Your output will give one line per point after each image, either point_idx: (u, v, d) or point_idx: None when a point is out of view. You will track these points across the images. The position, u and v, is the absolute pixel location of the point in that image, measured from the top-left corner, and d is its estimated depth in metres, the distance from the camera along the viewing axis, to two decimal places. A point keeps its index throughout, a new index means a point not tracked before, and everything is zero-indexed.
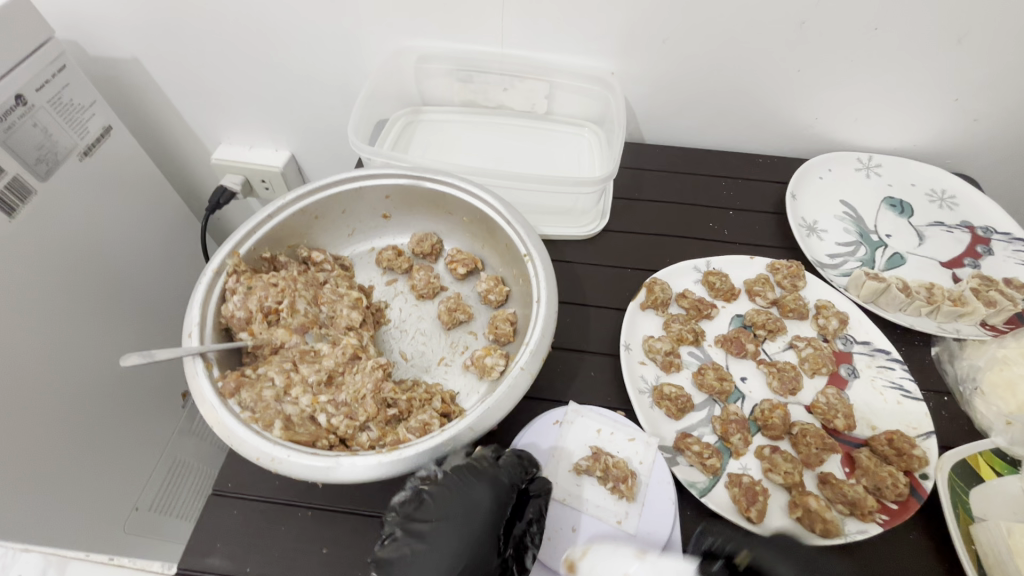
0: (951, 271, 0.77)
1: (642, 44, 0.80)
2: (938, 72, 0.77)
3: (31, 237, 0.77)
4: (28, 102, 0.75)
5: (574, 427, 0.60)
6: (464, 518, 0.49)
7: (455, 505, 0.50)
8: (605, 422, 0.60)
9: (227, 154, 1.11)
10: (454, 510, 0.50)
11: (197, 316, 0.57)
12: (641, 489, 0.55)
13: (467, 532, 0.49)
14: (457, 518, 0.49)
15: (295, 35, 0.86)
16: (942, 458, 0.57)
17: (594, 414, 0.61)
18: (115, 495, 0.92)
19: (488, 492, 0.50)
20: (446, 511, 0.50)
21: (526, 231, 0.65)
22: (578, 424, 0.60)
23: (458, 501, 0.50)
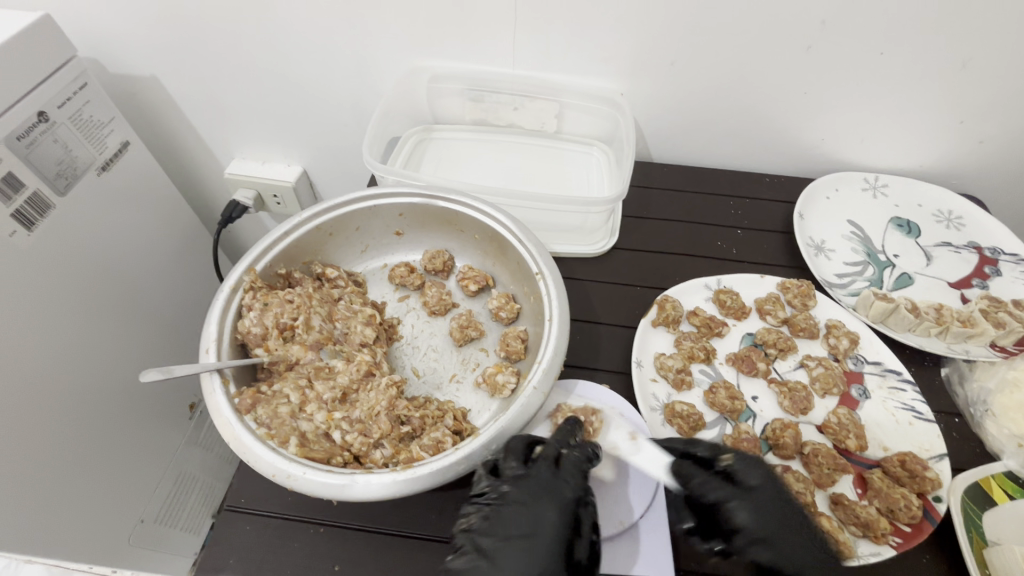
0: (959, 292, 0.77)
1: (652, 66, 0.81)
2: (943, 94, 0.79)
3: (48, 250, 0.79)
4: (50, 119, 0.77)
5: (574, 396, 0.64)
6: (529, 531, 0.48)
7: (517, 521, 0.48)
8: (600, 395, 0.64)
9: (240, 169, 1.12)
10: (523, 523, 0.48)
11: (215, 332, 0.58)
12: (608, 429, 0.60)
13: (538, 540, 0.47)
14: (525, 534, 0.48)
15: (312, 56, 0.88)
16: (954, 481, 0.57)
17: (591, 387, 0.64)
18: (120, 508, 0.91)
19: (546, 503, 0.49)
20: (516, 523, 0.48)
21: (538, 249, 0.66)
22: (577, 395, 0.64)
23: (525, 514, 0.49)
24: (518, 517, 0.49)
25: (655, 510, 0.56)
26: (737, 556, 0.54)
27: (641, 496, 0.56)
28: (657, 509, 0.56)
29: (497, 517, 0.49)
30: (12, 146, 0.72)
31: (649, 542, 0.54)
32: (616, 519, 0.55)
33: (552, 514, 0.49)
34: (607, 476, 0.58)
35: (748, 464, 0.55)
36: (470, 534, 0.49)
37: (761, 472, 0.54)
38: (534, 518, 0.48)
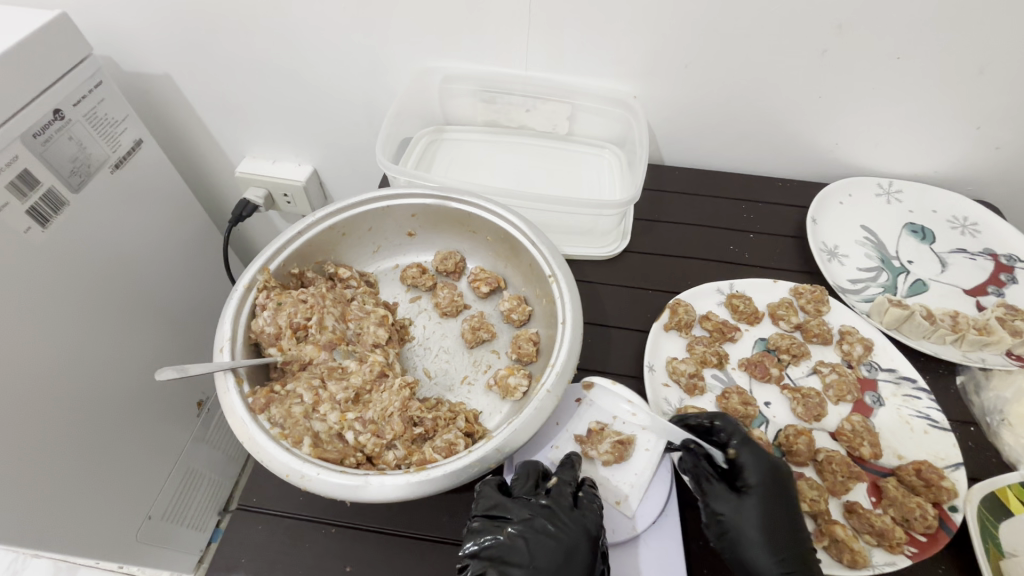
0: (974, 299, 0.76)
1: (665, 68, 0.81)
2: (960, 100, 0.78)
3: (61, 247, 0.79)
4: (65, 117, 0.77)
5: (591, 409, 0.63)
6: (560, 562, 0.50)
7: (544, 551, 0.51)
8: (621, 407, 0.62)
9: (251, 167, 1.13)
10: (554, 554, 0.51)
11: (228, 330, 0.58)
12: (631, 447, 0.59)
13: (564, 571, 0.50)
14: (552, 567, 0.50)
15: (325, 55, 0.89)
16: (970, 491, 0.57)
17: (613, 399, 0.63)
18: (128, 505, 0.92)
19: (575, 535, 0.51)
20: (543, 554, 0.51)
21: (551, 252, 0.66)
22: (595, 407, 0.63)
23: (554, 545, 0.51)
24: (543, 549, 0.51)
25: (665, 519, 0.55)
26: None
27: (651, 506, 0.55)
28: (667, 517, 0.55)
29: (524, 542, 0.51)
30: (28, 143, 0.72)
31: (659, 551, 0.53)
32: (627, 525, 0.55)
33: (582, 546, 0.51)
34: (623, 507, 0.56)
35: (757, 461, 0.56)
36: (489, 560, 0.50)
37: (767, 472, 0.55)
38: (566, 550, 0.51)
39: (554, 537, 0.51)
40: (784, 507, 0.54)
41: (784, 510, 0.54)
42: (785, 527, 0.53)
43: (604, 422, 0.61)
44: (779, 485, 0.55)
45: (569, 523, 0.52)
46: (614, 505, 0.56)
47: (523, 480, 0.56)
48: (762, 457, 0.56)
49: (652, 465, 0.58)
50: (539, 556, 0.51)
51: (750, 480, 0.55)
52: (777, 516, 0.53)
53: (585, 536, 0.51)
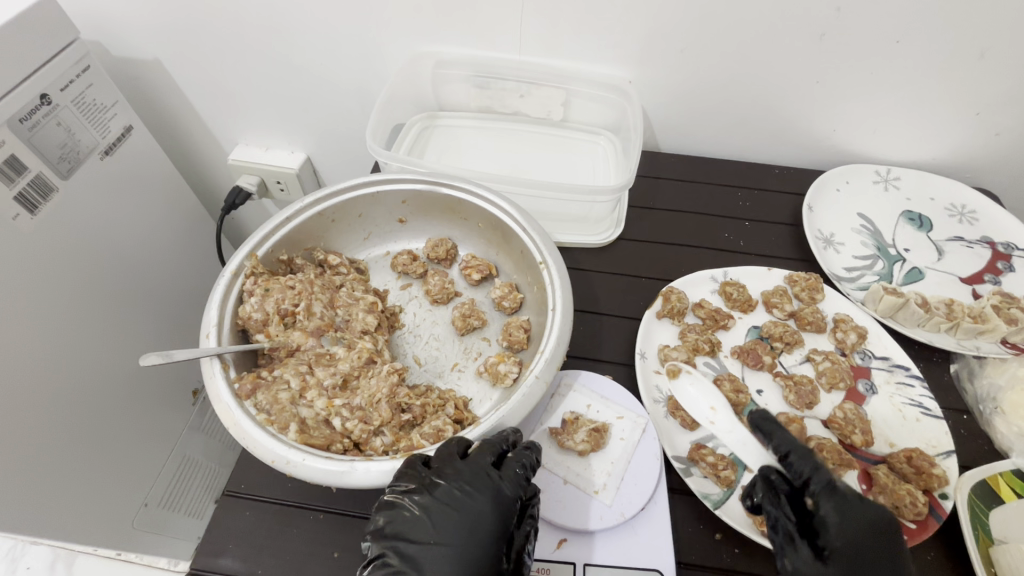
0: (970, 288, 0.76)
1: (661, 52, 0.80)
2: (960, 84, 0.77)
3: (50, 234, 0.78)
4: (53, 102, 0.76)
5: (565, 399, 0.62)
6: (464, 534, 0.47)
7: (451, 524, 0.47)
8: (595, 398, 0.62)
9: (244, 155, 1.12)
10: (457, 525, 0.47)
11: (215, 316, 0.58)
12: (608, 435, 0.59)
13: (468, 545, 0.46)
14: (455, 539, 0.46)
15: (316, 40, 0.87)
16: (961, 478, 0.56)
17: (587, 390, 0.63)
18: (123, 492, 0.92)
19: (487, 505, 0.48)
20: (447, 528, 0.47)
21: (541, 238, 0.65)
22: (570, 398, 0.62)
23: (457, 515, 0.47)
24: (450, 523, 0.47)
25: (655, 506, 0.55)
26: (739, 550, 0.53)
27: (637, 494, 0.55)
28: (656, 503, 0.55)
29: (430, 517, 0.47)
30: (15, 128, 0.72)
31: (650, 537, 0.53)
32: (617, 510, 0.54)
33: (490, 514, 0.48)
34: (602, 496, 0.55)
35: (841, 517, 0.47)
36: (393, 539, 0.46)
37: (854, 531, 0.47)
38: (471, 519, 0.47)
39: (461, 508, 0.48)
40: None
41: None
42: None
43: (579, 412, 0.61)
44: (869, 542, 0.46)
45: (482, 491, 0.48)
46: (594, 494, 0.55)
47: (444, 454, 0.51)
48: (849, 512, 0.48)
49: (627, 454, 0.58)
50: (446, 529, 0.47)
51: (833, 541, 0.47)
52: None
53: (501, 507, 0.48)
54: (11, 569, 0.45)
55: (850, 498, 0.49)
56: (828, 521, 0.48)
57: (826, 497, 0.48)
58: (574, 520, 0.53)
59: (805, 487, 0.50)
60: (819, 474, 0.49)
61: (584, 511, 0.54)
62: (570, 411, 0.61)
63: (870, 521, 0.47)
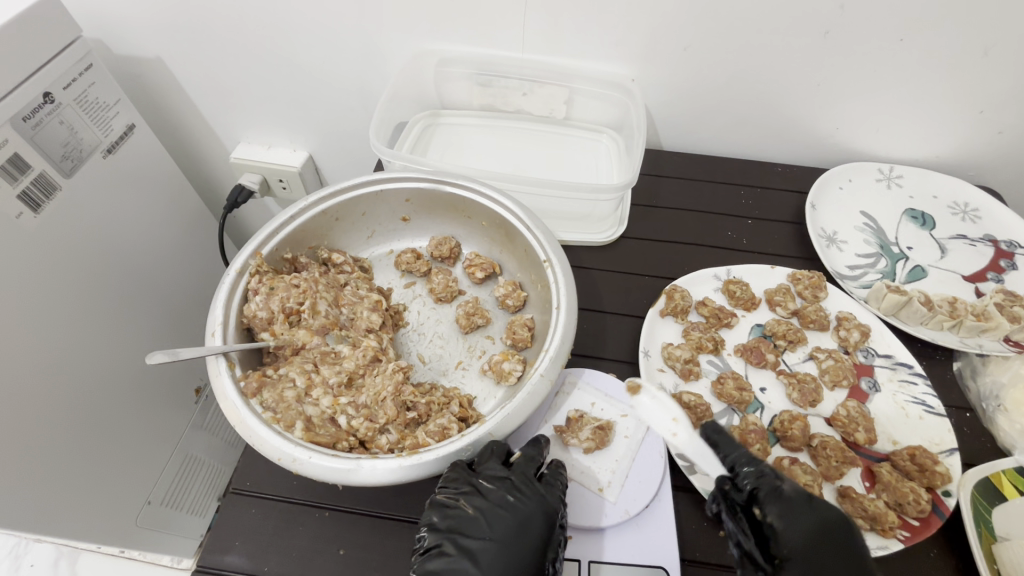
0: (973, 286, 0.76)
1: (664, 50, 0.79)
2: (963, 82, 0.77)
3: (53, 232, 0.78)
4: (55, 100, 0.76)
5: (570, 398, 0.62)
6: (514, 534, 0.50)
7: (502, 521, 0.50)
8: (599, 397, 0.62)
9: (246, 153, 1.12)
10: (509, 526, 0.50)
11: (220, 315, 0.58)
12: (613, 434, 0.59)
13: (517, 546, 0.49)
14: (505, 538, 0.49)
15: (318, 38, 0.87)
16: (964, 475, 0.57)
17: (591, 388, 0.63)
18: (127, 490, 0.92)
19: (535, 509, 0.50)
20: (499, 527, 0.50)
21: (546, 237, 0.65)
22: (575, 396, 0.63)
23: (509, 517, 0.50)
24: (500, 521, 0.50)
25: (659, 503, 0.55)
26: None
27: (641, 492, 0.55)
28: (659, 501, 0.55)
29: (482, 516, 0.50)
30: (18, 126, 0.72)
31: (653, 534, 0.53)
32: (621, 508, 0.54)
33: (538, 519, 0.50)
34: (606, 494, 0.55)
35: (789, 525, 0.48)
36: (448, 533, 0.50)
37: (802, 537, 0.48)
38: (520, 521, 0.50)
39: (512, 510, 0.51)
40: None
41: None
42: None
43: (583, 410, 0.61)
44: (822, 548, 0.47)
45: (530, 497, 0.51)
46: (597, 492, 0.56)
47: (486, 457, 0.53)
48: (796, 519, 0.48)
49: (631, 452, 0.58)
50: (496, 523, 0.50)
51: (784, 549, 0.48)
52: None
53: (547, 513, 0.51)
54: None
55: (795, 502, 0.49)
56: (777, 529, 0.48)
57: (773, 503, 0.49)
58: (579, 518, 0.54)
59: (751, 497, 0.51)
60: (762, 481, 0.50)
61: (587, 508, 0.54)
62: (576, 409, 0.61)
63: (817, 524, 0.48)
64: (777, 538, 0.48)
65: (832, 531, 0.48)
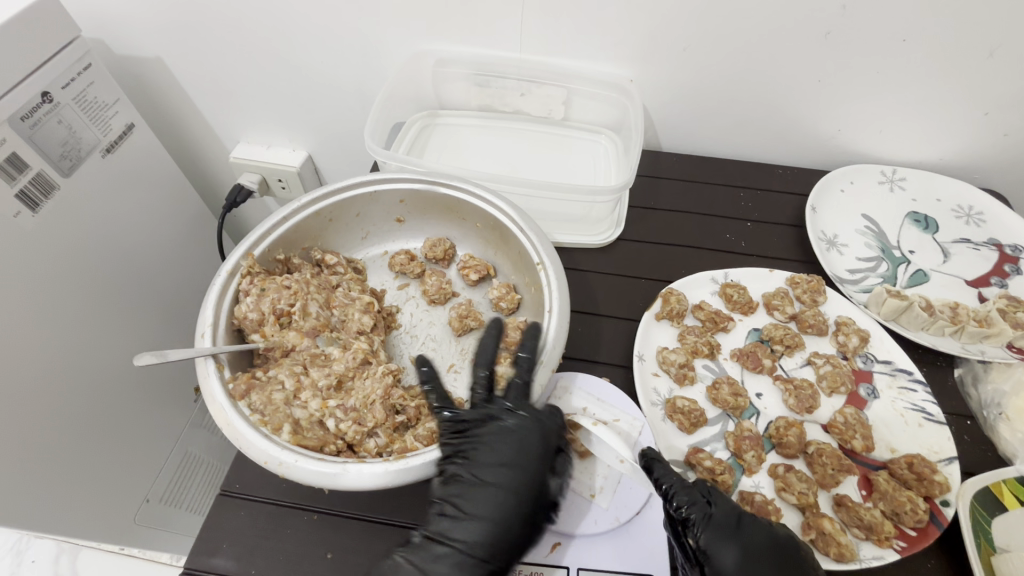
0: (976, 290, 0.75)
1: (662, 51, 0.79)
2: (968, 83, 0.75)
3: (52, 231, 0.79)
4: (54, 100, 0.77)
5: (562, 402, 0.62)
6: (516, 454, 0.53)
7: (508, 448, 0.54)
8: (591, 400, 0.61)
9: (245, 153, 1.12)
10: (508, 449, 0.53)
11: (210, 317, 0.57)
12: None
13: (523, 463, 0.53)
14: (512, 462, 0.53)
15: (316, 38, 0.87)
16: (962, 486, 0.55)
17: (584, 392, 0.62)
18: (124, 489, 0.93)
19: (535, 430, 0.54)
20: (500, 451, 0.53)
21: (540, 239, 0.64)
22: (566, 400, 0.62)
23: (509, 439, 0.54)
24: (502, 442, 0.54)
25: (650, 509, 0.54)
26: None
27: (633, 498, 0.54)
28: (651, 507, 0.54)
29: (488, 443, 0.54)
30: (16, 125, 0.72)
31: (644, 541, 0.52)
32: (611, 515, 0.53)
33: (536, 437, 0.54)
34: (597, 500, 0.54)
35: (724, 543, 0.48)
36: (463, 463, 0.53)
37: (738, 557, 0.48)
38: (519, 440, 0.54)
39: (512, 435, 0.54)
40: None
41: None
42: None
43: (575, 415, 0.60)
44: (760, 562, 0.47)
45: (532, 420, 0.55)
46: (589, 498, 0.55)
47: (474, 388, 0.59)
48: (729, 540, 0.48)
49: None
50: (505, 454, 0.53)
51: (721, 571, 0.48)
52: None
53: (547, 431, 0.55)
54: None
55: (724, 523, 0.49)
56: (712, 556, 0.48)
57: (704, 529, 0.49)
58: (569, 525, 0.53)
59: (685, 525, 0.50)
60: (693, 509, 0.50)
61: (578, 515, 0.54)
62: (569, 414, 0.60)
63: (748, 542, 0.48)
64: (713, 560, 0.48)
65: (760, 544, 0.48)
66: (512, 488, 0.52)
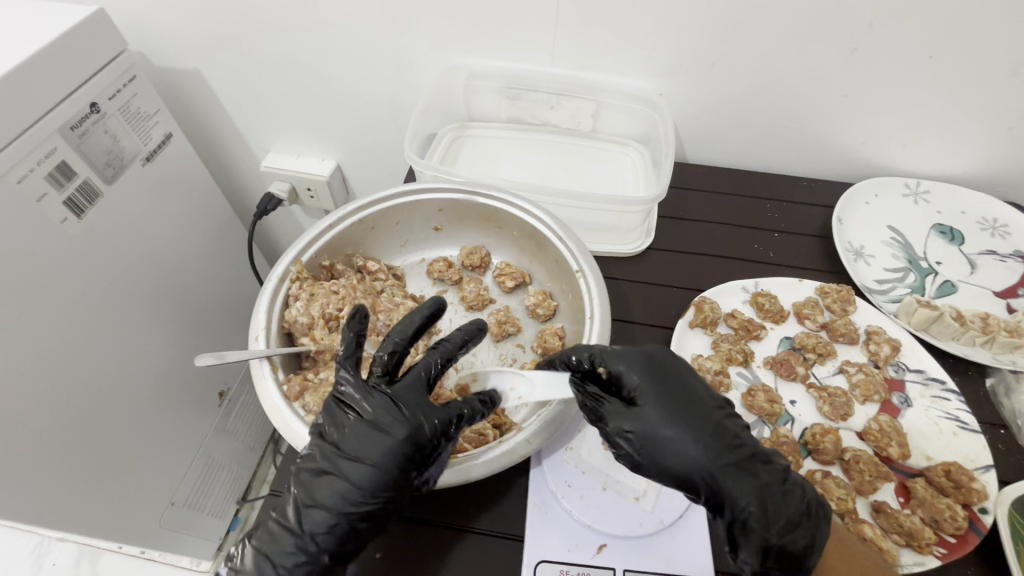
0: (1005, 301, 0.75)
1: (691, 65, 0.81)
2: (992, 98, 0.77)
3: (96, 237, 0.81)
4: (101, 110, 0.80)
5: None
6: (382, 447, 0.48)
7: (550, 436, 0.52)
8: None
9: (275, 162, 1.14)
10: (379, 441, 0.48)
11: (263, 320, 0.60)
12: None
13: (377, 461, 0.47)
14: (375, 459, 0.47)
15: (351, 52, 0.90)
16: (1001, 493, 0.56)
17: None
18: (153, 491, 0.94)
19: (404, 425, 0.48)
20: (372, 443, 0.48)
21: (578, 248, 0.66)
22: None
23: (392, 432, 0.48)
24: (371, 434, 0.48)
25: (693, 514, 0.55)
26: None
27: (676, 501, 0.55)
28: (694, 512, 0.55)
29: (356, 431, 0.48)
30: (66, 135, 0.74)
31: (688, 545, 0.53)
32: (656, 518, 0.54)
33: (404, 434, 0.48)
34: (643, 503, 0.55)
35: (625, 360, 0.52)
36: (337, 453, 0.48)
37: (642, 368, 0.52)
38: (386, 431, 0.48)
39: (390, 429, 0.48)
40: (673, 402, 0.50)
41: (674, 400, 0.50)
42: (686, 418, 0.49)
43: None
44: (661, 370, 0.52)
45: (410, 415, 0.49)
46: (633, 501, 0.55)
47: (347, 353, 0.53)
48: (631, 355, 0.53)
49: None
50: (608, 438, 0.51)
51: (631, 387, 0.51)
52: (671, 404, 0.50)
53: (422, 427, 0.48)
54: (37, 564, 0.46)
55: (626, 348, 0.54)
56: (645, 406, 0.50)
57: (639, 381, 0.51)
58: (617, 527, 0.53)
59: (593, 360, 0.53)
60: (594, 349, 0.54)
61: (623, 519, 0.54)
62: None
63: (646, 358, 0.53)
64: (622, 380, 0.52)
65: (660, 359, 0.53)
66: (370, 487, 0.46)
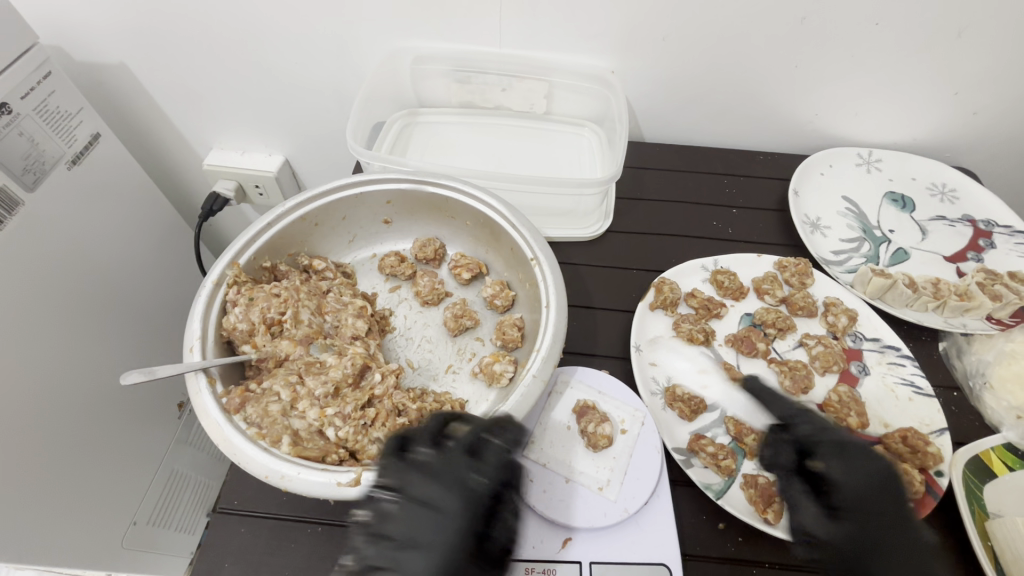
0: (954, 266, 0.77)
1: (643, 41, 0.79)
2: (939, 64, 0.77)
3: (20, 250, 0.75)
4: (13, 111, 0.73)
5: (562, 397, 0.61)
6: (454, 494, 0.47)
7: (420, 524, 0.46)
8: (593, 393, 0.61)
9: (219, 160, 1.08)
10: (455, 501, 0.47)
11: (198, 329, 0.56)
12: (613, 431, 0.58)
13: (451, 514, 0.47)
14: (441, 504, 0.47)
15: (289, 41, 0.85)
16: (955, 455, 0.57)
17: (585, 385, 0.62)
18: (111, 514, 0.89)
19: (457, 499, 0.47)
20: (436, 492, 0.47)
21: (532, 235, 0.64)
22: (567, 394, 0.61)
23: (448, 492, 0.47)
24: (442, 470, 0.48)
25: (658, 499, 0.54)
26: (741, 539, 0.54)
27: (639, 489, 0.54)
28: (657, 497, 0.54)
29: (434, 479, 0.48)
30: None
31: (652, 530, 0.53)
32: (620, 506, 0.53)
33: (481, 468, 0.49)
34: (605, 493, 0.54)
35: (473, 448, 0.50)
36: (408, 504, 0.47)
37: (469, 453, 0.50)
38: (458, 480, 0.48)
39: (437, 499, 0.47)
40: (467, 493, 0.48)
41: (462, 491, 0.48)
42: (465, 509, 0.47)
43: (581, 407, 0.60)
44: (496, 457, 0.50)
45: (457, 484, 0.48)
46: (596, 492, 0.54)
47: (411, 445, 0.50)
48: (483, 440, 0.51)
49: (629, 449, 0.57)
50: (413, 540, 0.45)
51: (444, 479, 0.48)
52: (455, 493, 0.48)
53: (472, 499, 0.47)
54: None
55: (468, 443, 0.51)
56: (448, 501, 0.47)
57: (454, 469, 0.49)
58: (581, 519, 0.52)
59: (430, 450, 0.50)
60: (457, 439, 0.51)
61: (582, 508, 0.53)
62: (572, 408, 0.60)
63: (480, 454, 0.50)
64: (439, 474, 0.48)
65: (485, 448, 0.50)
66: (445, 525, 0.46)
